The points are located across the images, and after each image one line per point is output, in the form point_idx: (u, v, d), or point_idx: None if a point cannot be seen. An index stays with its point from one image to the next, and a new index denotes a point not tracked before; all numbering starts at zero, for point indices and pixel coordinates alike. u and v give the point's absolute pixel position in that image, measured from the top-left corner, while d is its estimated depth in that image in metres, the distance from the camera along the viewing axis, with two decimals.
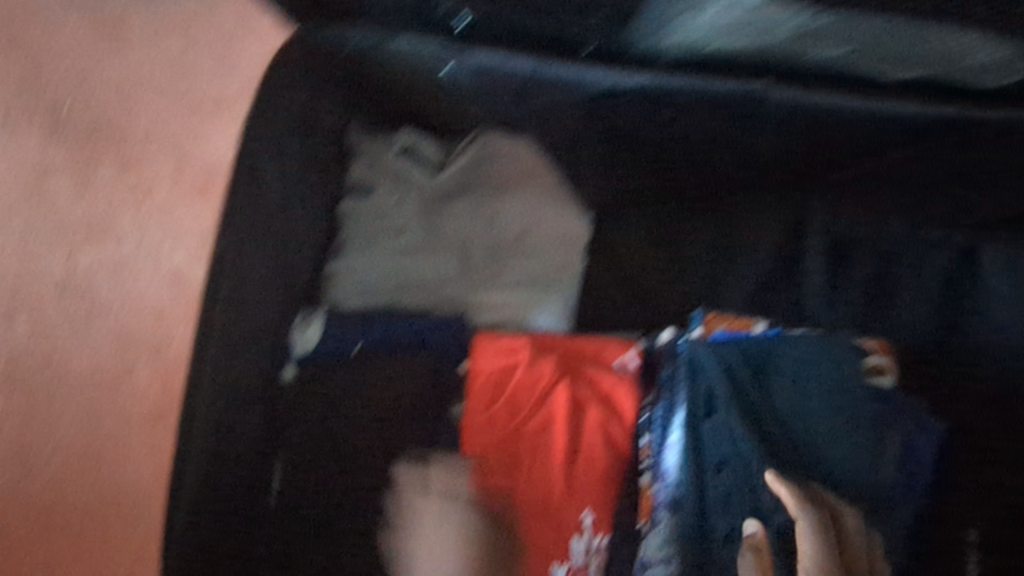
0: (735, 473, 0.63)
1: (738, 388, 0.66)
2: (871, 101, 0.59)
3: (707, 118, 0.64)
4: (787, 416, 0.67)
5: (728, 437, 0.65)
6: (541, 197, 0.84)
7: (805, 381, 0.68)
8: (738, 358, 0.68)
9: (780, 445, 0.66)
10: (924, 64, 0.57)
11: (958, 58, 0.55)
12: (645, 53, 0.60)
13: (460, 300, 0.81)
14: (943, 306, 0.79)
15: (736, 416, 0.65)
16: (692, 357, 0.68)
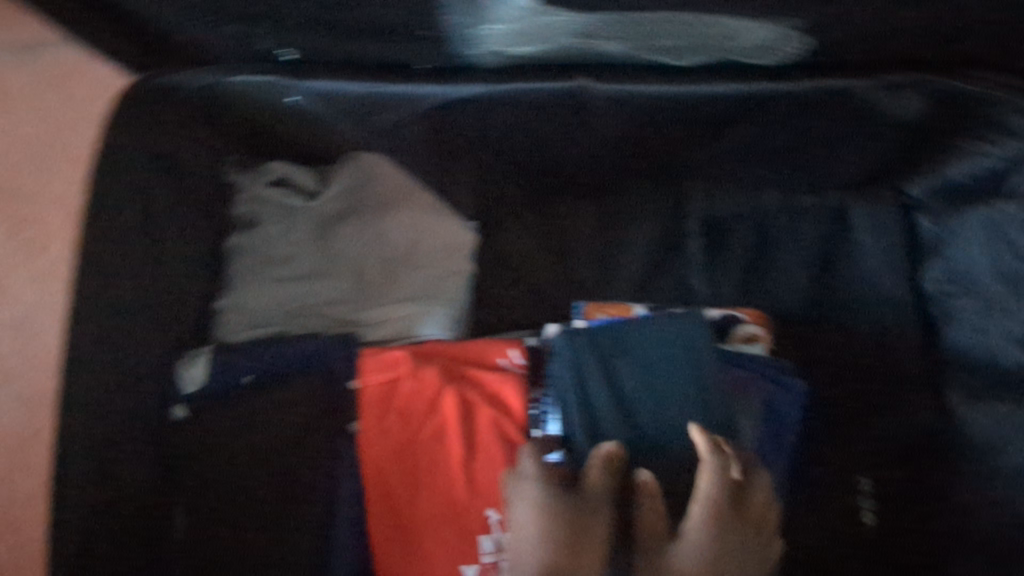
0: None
1: (607, 373, 0.63)
2: (694, 88, 0.59)
3: (544, 116, 0.64)
4: (658, 398, 0.61)
5: (595, 422, 0.61)
6: (426, 211, 0.85)
7: (681, 361, 0.63)
8: (604, 343, 0.64)
9: (651, 429, 0.60)
10: (709, 49, 0.56)
11: (734, 41, 0.55)
12: (474, 64, 0.59)
13: (348, 320, 0.80)
14: (818, 268, 0.82)
15: (604, 400, 0.62)
16: (563, 346, 0.65)
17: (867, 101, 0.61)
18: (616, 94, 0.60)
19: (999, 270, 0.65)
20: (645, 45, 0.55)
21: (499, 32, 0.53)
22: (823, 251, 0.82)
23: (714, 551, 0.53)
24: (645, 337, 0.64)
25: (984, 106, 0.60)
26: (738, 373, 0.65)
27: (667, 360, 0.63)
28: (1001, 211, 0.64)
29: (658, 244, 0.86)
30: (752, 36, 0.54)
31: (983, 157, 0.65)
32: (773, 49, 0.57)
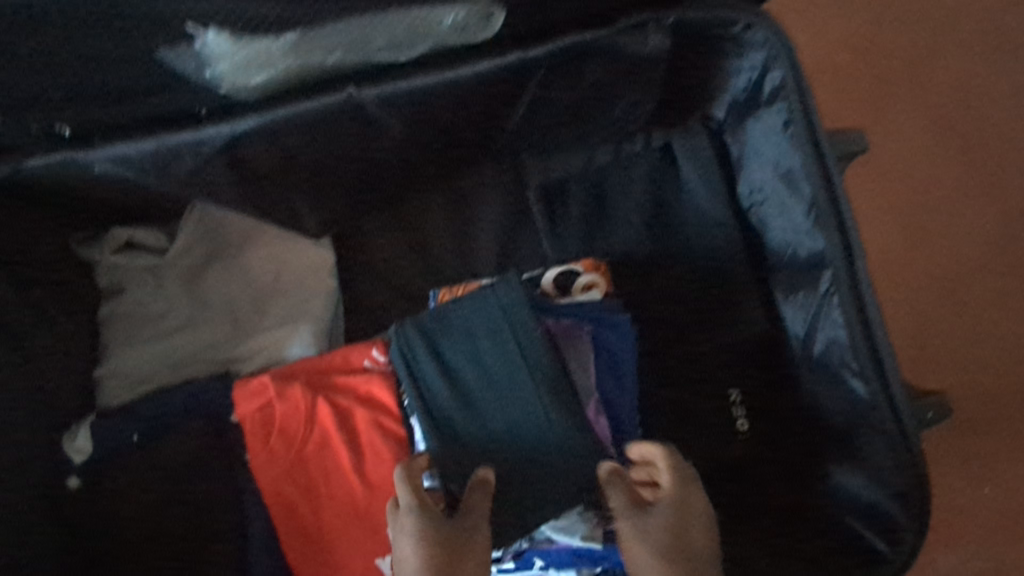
0: (446, 435, 0.64)
1: (437, 355, 0.67)
2: (446, 72, 0.63)
3: (332, 128, 0.68)
4: (485, 368, 0.66)
5: (432, 403, 0.66)
6: (279, 239, 0.88)
7: (506, 329, 0.67)
8: (431, 327, 0.68)
9: (484, 399, 0.65)
10: (422, 38, 0.61)
11: (434, 26, 0.60)
12: (247, 99, 0.63)
13: (226, 360, 0.84)
14: (649, 207, 0.85)
15: (437, 381, 0.66)
16: (395, 340, 0.69)
17: (617, 47, 0.66)
18: (384, 94, 0.64)
19: (776, 172, 0.71)
20: (365, 46, 0.59)
21: (228, 66, 0.57)
22: (652, 191, 0.86)
23: (686, 510, 0.59)
24: (468, 313, 0.68)
25: (725, 28, 0.66)
26: (565, 323, 0.70)
27: (491, 330, 0.67)
28: (765, 118, 0.71)
29: (506, 219, 0.90)
30: (445, 17, 0.59)
31: (740, 74, 0.72)
32: (473, 27, 0.61)
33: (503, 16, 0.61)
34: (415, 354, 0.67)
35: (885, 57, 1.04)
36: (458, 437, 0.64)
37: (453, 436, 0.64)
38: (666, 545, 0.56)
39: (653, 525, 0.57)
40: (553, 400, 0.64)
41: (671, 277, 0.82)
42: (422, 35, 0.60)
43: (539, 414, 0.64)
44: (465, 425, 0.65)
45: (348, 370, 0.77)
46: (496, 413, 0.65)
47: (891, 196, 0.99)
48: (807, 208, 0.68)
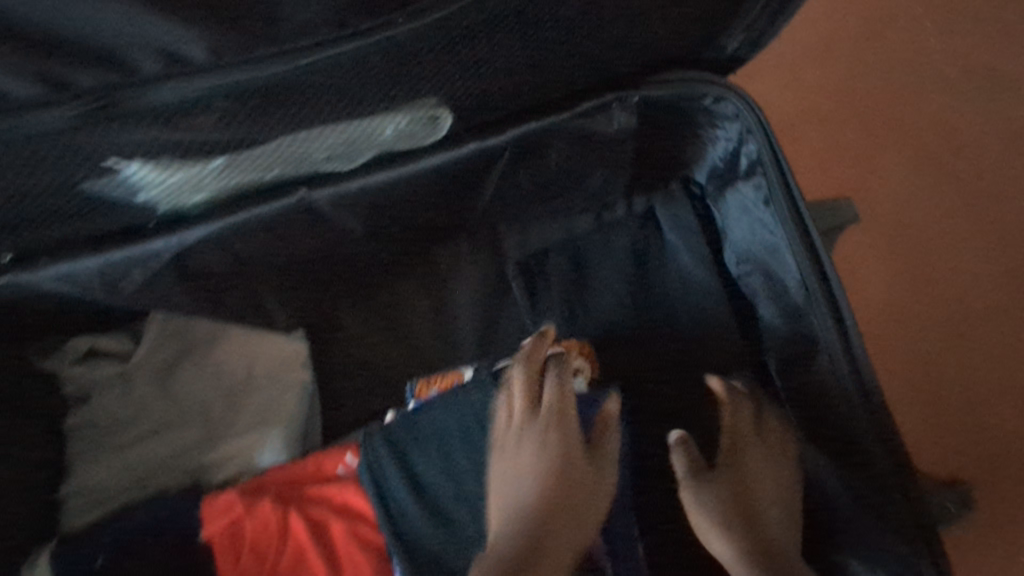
0: (415, 552, 0.61)
1: (404, 465, 0.65)
2: (400, 167, 0.60)
3: (288, 229, 0.65)
4: (456, 478, 0.64)
5: (399, 518, 0.63)
6: (246, 336, 0.83)
7: (472, 436, 0.65)
8: (399, 437, 0.66)
9: (453, 508, 0.62)
10: (367, 146, 0.56)
11: (376, 137, 0.55)
12: (196, 210, 0.60)
13: (193, 470, 0.79)
14: (634, 278, 0.81)
15: (405, 493, 0.64)
16: (364, 453, 0.67)
17: (584, 128, 0.63)
18: (338, 193, 0.61)
19: (760, 244, 0.67)
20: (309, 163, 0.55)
21: (159, 191, 0.53)
22: (636, 260, 0.82)
23: (750, 488, 0.59)
24: (439, 419, 0.66)
25: (692, 102, 0.64)
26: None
27: (463, 437, 0.65)
28: (743, 192, 0.68)
29: (487, 299, 0.85)
30: (386, 128, 0.54)
31: (716, 143, 0.68)
32: (419, 131, 0.57)
33: (450, 117, 0.57)
34: (379, 467, 0.65)
35: (870, 103, 1.02)
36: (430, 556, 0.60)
37: (422, 553, 0.61)
38: (720, 510, 0.57)
39: (706, 493, 0.58)
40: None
41: (655, 353, 0.78)
42: (376, 144, 0.56)
43: None
44: (434, 537, 0.61)
45: (322, 478, 0.73)
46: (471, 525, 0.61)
47: (889, 246, 0.95)
48: (796, 285, 0.64)
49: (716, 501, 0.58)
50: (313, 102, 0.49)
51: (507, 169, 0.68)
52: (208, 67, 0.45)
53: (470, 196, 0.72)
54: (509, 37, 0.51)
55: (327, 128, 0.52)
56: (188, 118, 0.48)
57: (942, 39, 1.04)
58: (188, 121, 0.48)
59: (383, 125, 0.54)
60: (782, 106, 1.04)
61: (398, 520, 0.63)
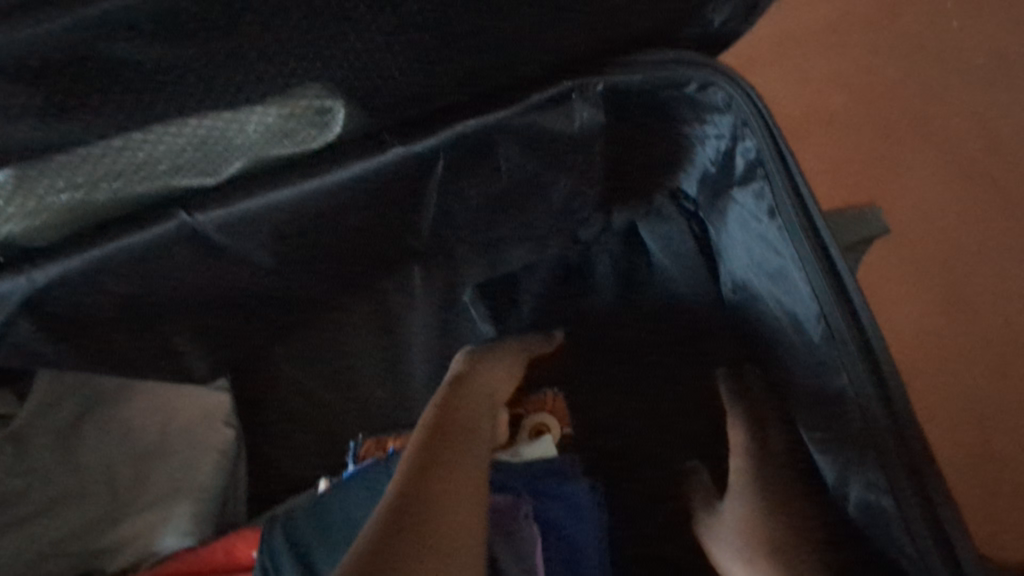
0: None
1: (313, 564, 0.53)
2: (305, 181, 0.48)
3: (171, 268, 0.52)
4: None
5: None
6: (160, 390, 0.69)
7: None
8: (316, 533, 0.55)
9: None
10: (233, 154, 0.45)
11: (233, 135, 0.43)
12: (42, 243, 0.47)
13: (85, 555, 0.65)
14: (615, 309, 0.69)
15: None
16: (264, 554, 0.54)
17: (535, 127, 0.52)
18: (228, 222, 0.48)
19: (763, 264, 0.54)
20: (159, 176, 0.44)
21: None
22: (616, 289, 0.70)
23: (768, 498, 0.51)
24: (351, 502, 0.56)
25: (673, 88, 0.52)
26: (500, 500, 0.51)
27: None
28: (742, 202, 0.54)
29: (444, 335, 0.72)
30: (247, 123, 0.43)
31: (705, 142, 0.56)
32: (302, 129, 0.45)
33: (343, 111, 0.46)
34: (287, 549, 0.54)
35: (886, 94, 0.89)
36: None
37: None
38: (741, 537, 0.50)
39: (723, 526, 0.53)
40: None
41: (629, 397, 0.67)
42: (250, 145, 0.44)
43: None
44: None
45: (232, 566, 0.58)
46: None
47: (911, 261, 0.84)
48: (814, 318, 0.50)
49: (734, 526, 0.52)
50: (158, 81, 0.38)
51: (448, 179, 0.55)
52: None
53: (410, 215, 0.59)
54: None
55: (156, 128, 0.41)
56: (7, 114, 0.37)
57: (965, 22, 0.91)
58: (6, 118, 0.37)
59: (245, 118, 0.43)
60: (788, 100, 0.90)
61: None
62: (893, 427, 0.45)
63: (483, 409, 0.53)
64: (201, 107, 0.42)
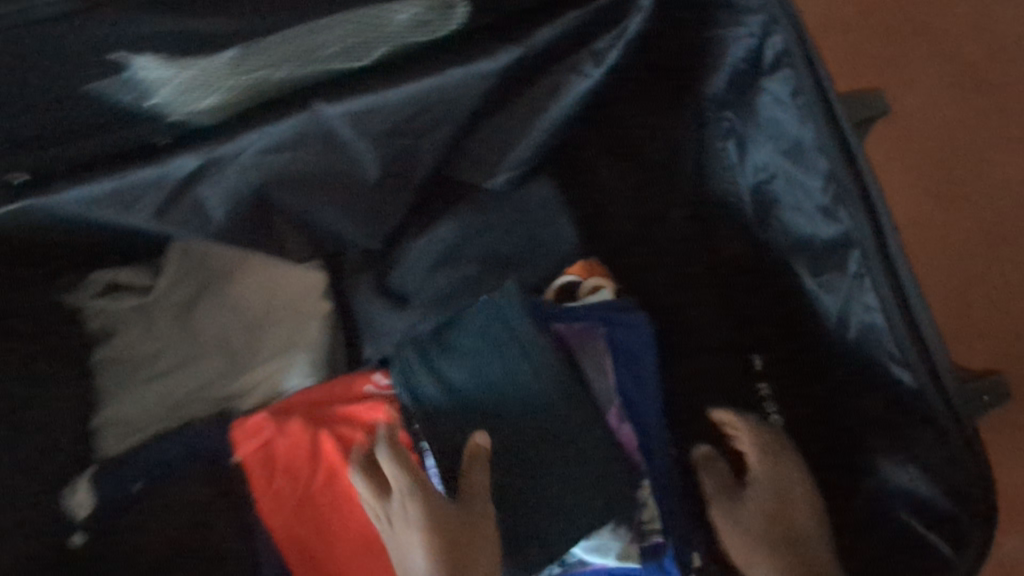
0: (443, 439, 0.62)
1: (435, 375, 0.65)
2: (409, 96, 0.59)
3: (305, 157, 0.62)
4: (495, 385, 0.63)
5: (440, 434, 0.62)
6: (264, 267, 0.81)
7: (491, 352, 0.64)
8: (430, 350, 0.66)
9: (479, 405, 0.63)
10: (373, 39, 0.56)
11: (385, 24, 0.55)
12: (206, 127, 0.58)
13: (219, 398, 0.80)
14: (658, 193, 0.80)
15: (443, 407, 0.63)
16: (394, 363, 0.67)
17: (595, 30, 0.62)
18: (355, 110, 0.58)
19: (781, 149, 0.65)
20: (319, 58, 0.56)
21: (170, 95, 0.56)
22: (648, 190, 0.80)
23: (785, 505, 0.61)
24: (468, 329, 0.66)
25: None
26: (577, 326, 0.66)
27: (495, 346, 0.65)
28: (769, 90, 0.64)
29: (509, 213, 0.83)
30: (400, 14, 0.55)
31: (737, 42, 0.65)
32: (437, 20, 0.57)
33: (463, 8, 0.57)
34: (414, 377, 0.65)
35: (898, 6, 0.98)
36: (456, 434, 0.62)
37: (448, 433, 0.62)
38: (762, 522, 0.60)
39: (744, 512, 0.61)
40: (568, 413, 0.61)
41: (666, 272, 0.80)
42: (388, 38, 0.57)
43: (552, 441, 0.60)
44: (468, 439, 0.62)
45: (352, 399, 0.74)
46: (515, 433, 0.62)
47: (914, 155, 0.94)
48: (823, 183, 0.61)
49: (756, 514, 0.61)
50: None
51: (517, 91, 0.65)
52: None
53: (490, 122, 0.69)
54: None
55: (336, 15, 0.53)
56: None
57: None
58: None
59: (396, 10, 0.54)
60: (808, 14, 0.99)
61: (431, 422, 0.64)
62: (882, 263, 0.57)
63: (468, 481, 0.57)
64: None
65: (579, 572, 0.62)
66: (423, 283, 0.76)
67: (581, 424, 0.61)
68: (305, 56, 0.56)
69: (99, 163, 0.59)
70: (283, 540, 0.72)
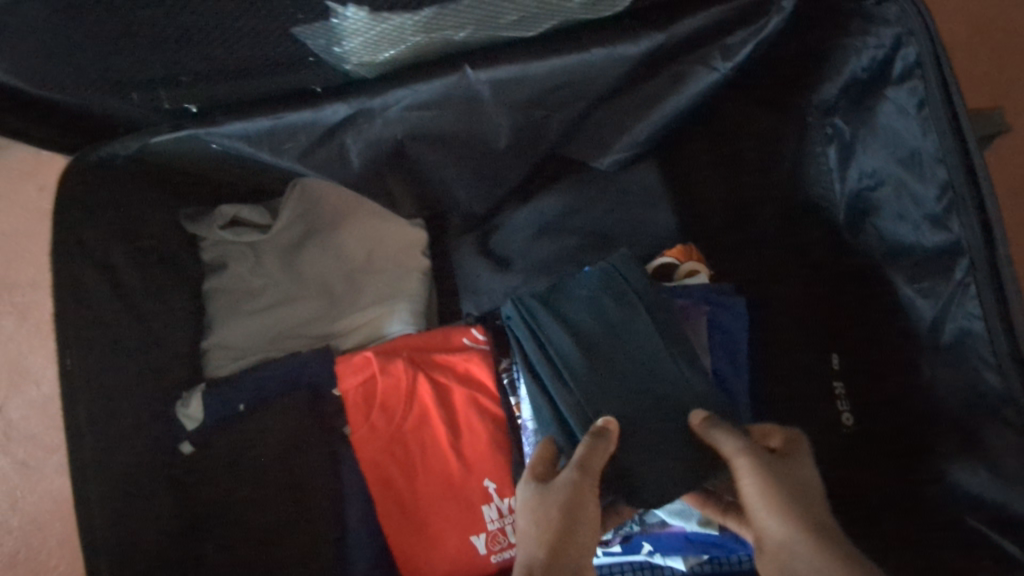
0: (574, 382, 0.63)
1: (556, 315, 0.67)
2: (556, 68, 0.63)
3: (448, 115, 0.66)
4: (615, 335, 0.66)
5: (567, 375, 0.64)
6: (375, 217, 0.87)
7: (614, 306, 0.67)
8: (553, 299, 0.69)
9: (605, 355, 0.65)
10: (550, 13, 0.59)
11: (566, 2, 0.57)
12: (368, 78, 0.63)
13: (319, 334, 0.86)
14: (756, 191, 0.84)
15: (565, 342, 0.65)
16: (515, 310, 0.69)
17: (733, 25, 0.65)
18: (500, 78, 0.63)
19: (896, 158, 0.68)
20: (494, 28, 0.59)
21: (359, 45, 0.56)
22: (744, 187, 0.84)
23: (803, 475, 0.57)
24: (589, 285, 0.69)
25: None
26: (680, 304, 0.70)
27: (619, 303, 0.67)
28: (893, 98, 0.67)
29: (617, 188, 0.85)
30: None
31: (864, 52, 0.68)
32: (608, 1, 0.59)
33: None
34: (541, 322, 0.67)
35: (1008, 34, 1.00)
36: (587, 380, 0.63)
37: (580, 378, 0.63)
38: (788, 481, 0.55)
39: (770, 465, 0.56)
40: (687, 370, 0.64)
41: (751, 266, 0.84)
42: (556, 14, 0.59)
43: (674, 392, 0.63)
44: (596, 387, 0.63)
45: (448, 348, 0.79)
46: (633, 378, 0.64)
47: (1006, 180, 0.97)
48: (938, 194, 0.64)
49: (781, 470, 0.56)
50: None
51: (650, 77, 0.69)
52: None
53: (617, 106, 0.72)
54: None
55: None
56: None
57: None
58: None
59: None
60: None
61: (558, 367, 0.65)
62: (990, 276, 0.60)
63: (586, 457, 0.57)
64: None
65: (657, 533, 0.68)
66: (523, 253, 0.82)
67: (692, 386, 0.63)
68: (484, 22, 0.57)
69: (264, 101, 0.64)
70: (370, 474, 0.76)
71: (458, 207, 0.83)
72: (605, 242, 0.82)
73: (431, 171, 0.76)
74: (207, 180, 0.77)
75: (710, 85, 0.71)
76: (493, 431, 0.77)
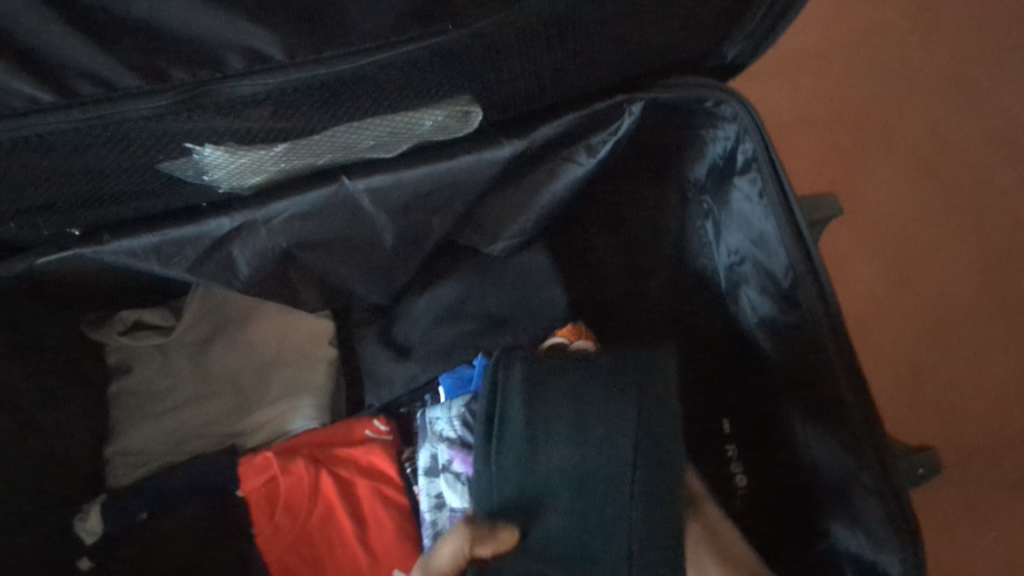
0: (498, 461, 0.61)
1: (529, 402, 0.62)
2: (428, 174, 0.66)
3: (332, 223, 0.70)
4: (583, 435, 0.59)
5: (500, 454, 0.61)
6: (280, 314, 0.88)
7: (599, 409, 0.60)
8: (538, 371, 0.64)
9: (558, 447, 0.59)
10: (405, 137, 0.63)
11: (416, 127, 0.61)
12: (249, 193, 0.66)
13: (225, 433, 0.86)
14: (639, 271, 0.89)
15: (518, 430, 0.61)
16: (500, 370, 0.66)
17: (597, 126, 0.70)
18: (378, 186, 0.66)
19: (747, 238, 0.75)
20: (351, 149, 0.61)
21: (224, 174, 0.59)
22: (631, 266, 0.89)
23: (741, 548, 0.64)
24: (573, 375, 0.63)
25: (697, 104, 0.70)
26: None
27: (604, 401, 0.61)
28: (739, 186, 0.74)
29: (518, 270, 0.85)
30: (425, 121, 0.61)
31: (716, 141, 0.75)
32: (454, 124, 0.64)
33: (479, 114, 0.63)
34: (511, 395, 0.63)
35: (846, 117, 1.15)
36: (512, 462, 0.60)
37: (507, 458, 0.60)
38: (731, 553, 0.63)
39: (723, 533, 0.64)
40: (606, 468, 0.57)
41: (644, 334, 0.87)
42: (413, 136, 0.63)
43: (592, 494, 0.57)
44: (516, 470, 0.59)
45: (350, 442, 0.81)
46: (556, 480, 0.58)
47: (862, 243, 1.08)
48: (784, 269, 0.71)
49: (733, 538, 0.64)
50: (369, 98, 0.56)
51: (522, 176, 0.73)
52: (290, 66, 0.52)
53: (498, 202, 0.77)
54: (546, 57, 0.60)
55: (377, 119, 0.58)
56: (244, 105, 0.53)
57: (904, 68, 1.18)
58: (242, 109, 0.53)
59: (424, 117, 0.60)
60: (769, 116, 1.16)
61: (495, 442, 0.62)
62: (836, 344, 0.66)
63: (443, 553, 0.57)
64: (406, 106, 0.58)
65: None
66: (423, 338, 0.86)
67: None
68: (342, 146, 0.61)
69: (149, 222, 0.66)
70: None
71: (359, 300, 0.86)
72: (500, 322, 0.84)
73: (326, 272, 0.79)
74: (100, 289, 0.77)
75: (581, 179, 0.77)
76: (399, 520, 0.77)
